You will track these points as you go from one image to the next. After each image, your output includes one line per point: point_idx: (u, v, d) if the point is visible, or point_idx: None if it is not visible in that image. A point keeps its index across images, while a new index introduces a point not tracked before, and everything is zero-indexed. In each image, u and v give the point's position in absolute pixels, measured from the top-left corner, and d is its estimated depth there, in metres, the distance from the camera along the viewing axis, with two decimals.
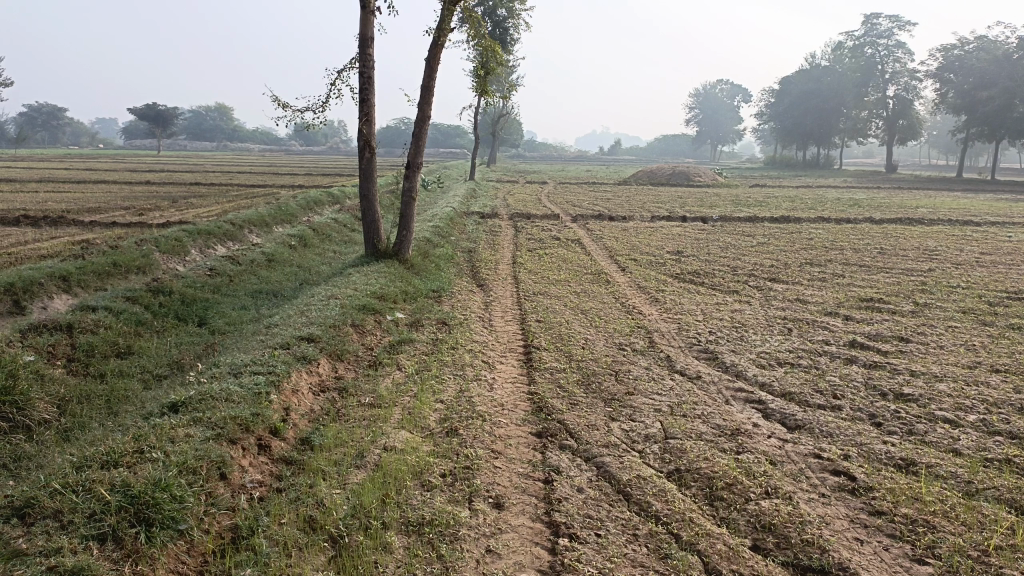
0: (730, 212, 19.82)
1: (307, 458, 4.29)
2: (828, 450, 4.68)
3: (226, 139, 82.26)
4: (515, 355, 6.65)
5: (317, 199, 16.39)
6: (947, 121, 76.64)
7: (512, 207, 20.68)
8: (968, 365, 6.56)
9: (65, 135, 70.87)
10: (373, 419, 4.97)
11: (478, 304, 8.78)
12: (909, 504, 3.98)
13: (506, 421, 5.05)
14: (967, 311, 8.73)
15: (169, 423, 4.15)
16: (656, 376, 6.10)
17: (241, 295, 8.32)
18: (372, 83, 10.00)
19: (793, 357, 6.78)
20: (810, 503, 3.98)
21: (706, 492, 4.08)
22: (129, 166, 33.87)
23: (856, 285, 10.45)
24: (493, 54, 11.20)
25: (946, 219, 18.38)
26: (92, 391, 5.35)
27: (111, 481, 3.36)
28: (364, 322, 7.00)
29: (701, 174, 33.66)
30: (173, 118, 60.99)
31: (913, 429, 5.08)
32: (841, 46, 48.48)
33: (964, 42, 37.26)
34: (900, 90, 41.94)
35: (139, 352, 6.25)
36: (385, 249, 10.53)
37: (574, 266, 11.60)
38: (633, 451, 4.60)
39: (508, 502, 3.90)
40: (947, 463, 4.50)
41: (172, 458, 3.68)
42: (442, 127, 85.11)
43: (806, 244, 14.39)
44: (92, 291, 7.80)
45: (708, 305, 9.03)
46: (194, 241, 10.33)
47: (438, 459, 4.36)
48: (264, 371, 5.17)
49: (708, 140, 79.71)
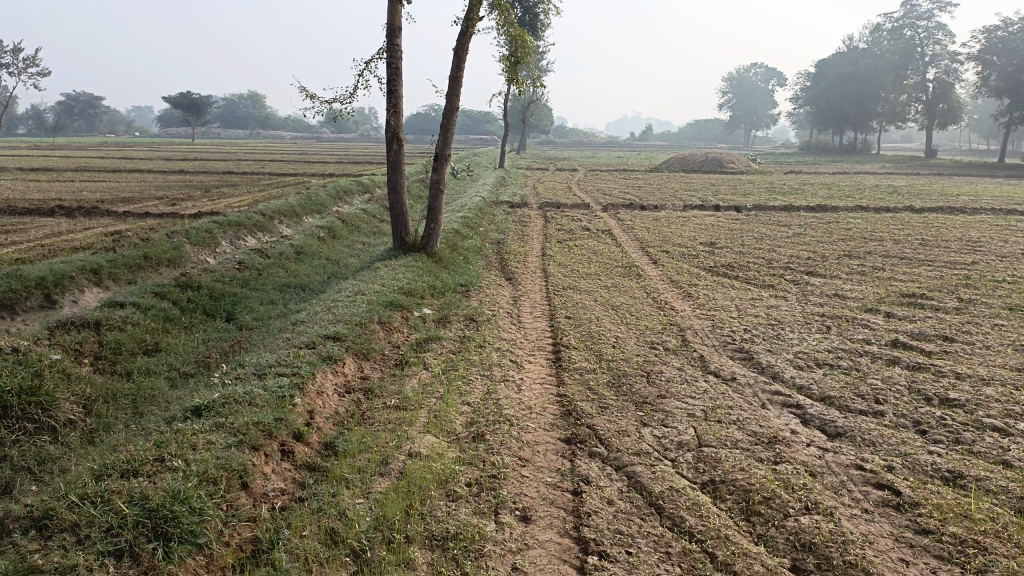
0: (765, 201, 19.37)
1: (330, 465, 4.20)
2: (870, 460, 4.48)
3: (258, 126, 82.92)
4: (543, 354, 6.51)
5: (347, 189, 16.34)
6: (990, 104, 74.48)
7: (543, 196, 20.49)
8: (1017, 368, 6.28)
9: (101, 122, 72.04)
10: (399, 423, 4.87)
11: (507, 299, 8.65)
12: (958, 522, 3.78)
13: (534, 425, 4.92)
14: (1015, 308, 8.39)
15: (191, 429, 4.09)
16: (689, 378, 5.93)
17: (269, 290, 8.28)
18: (399, 74, 9.88)
19: (833, 357, 6.55)
20: (852, 521, 3.79)
21: (743, 506, 3.91)
22: (162, 154, 34.20)
23: (897, 279, 10.12)
24: (522, 42, 11.01)
25: (990, 208, 17.77)
26: (118, 391, 5.33)
27: (130, 493, 3.31)
28: (391, 319, 6.91)
29: (734, 160, 33.10)
30: (206, 107, 61.50)
31: (960, 437, 4.85)
32: (880, 28, 47.38)
33: (1008, 23, 36.00)
34: (940, 73, 40.79)
35: (166, 349, 6.22)
36: (413, 243, 10.43)
37: (604, 258, 11.43)
38: (665, 460, 4.45)
39: (535, 515, 3.78)
40: (998, 476, 4.27)
41: (193, 468, 3.61)
42: (472, 114, 85.00)
43: (844, 234, 14.01)
44: (123, 284, 7.81)
45: (742, 301, 8.79)
46: (224, 232, 10.32)
47: (464, 467, 4.24)
48: (289, 373, 5.09)
49: (741, 125, 78.61)
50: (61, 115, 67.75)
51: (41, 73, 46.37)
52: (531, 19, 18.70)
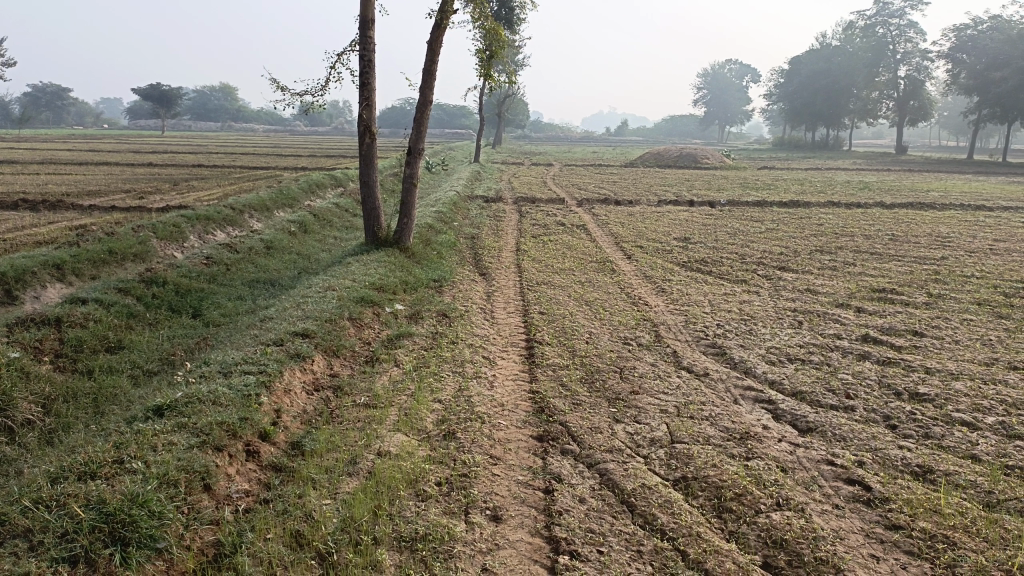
0: (738, 197, 19.46)
1: (297, 465, 4.12)
2: (841, 456, 4.49)
3: (230, 119, 81.85)
4: (516, 350, 6.46)
5: (319, 182, 16.14)
6: (959, 101, 75.63)
7: (517, 191, 20.43)
8: (985, 362, 6.35)
9: (69, 114, 70.83)
10: (368, 420, 4.80)
11: (480, 294, 8.59)
12: (928, 517, 3.78)
13: (506, 423, 4.86)
14: (983, 303, 8.50)
15: (152, 429, 3.98)
16: (662, 374, 5.90)
17: (237, 285, 8.12)
18: (371, 66, 9.75)
19: (804, 352, 6.57)
20: (823, 517, 3.79)
21: (715, 503, 3.89)
22: (130, 147, 33.71)
23: (868, 274, 10.20)
24: (496, 36, 10.90)
25: (959, 204, 18.04)
26: (79, 389, 5.20)
27: (87, 497, 3.21)
28: (362, 315, 6.81)
29: (708, 155, 33.27)
30: (176, 99, 60.60)
31: (929, 432, 4.88)
32: (852, 27, 47.95)
33: (978, 22, 36.55)
34: (911, 70, 41.29)
35: (130, 346, 6.08)
36: (386, 238, 10.29)
37: (578, 253, 11.41)
38: (637, 456, 4.42)
39: (506, 514, 3.72)
40: (967, 470, 4.30)
41: (153, 470, 3.51)
42: (448, 109, 84.70)
43: (816, 230, 14.11)
44: (87, 280, 7.63)
45: (715, 296, 8.80)
46: (193, 227, 10.12)
47: (434, 466, 4.18)
48: (255, 371, 4.98)
49: (716, 121, 79.09)
50: (28, 107, 66.56)
51: (9, 64, 45.43)
52: (506, 12, 18.60)
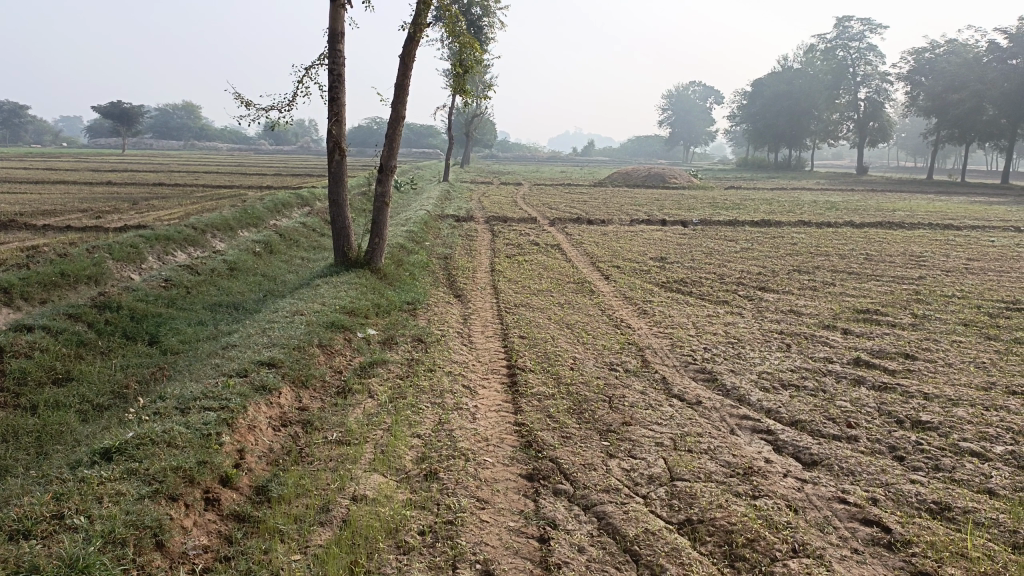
0: (710, 216, 19.40)
1: (262, 515, 3.69)
2: (853, 493, 4.19)
3: (194, 138, 80.46)
4: (497, 378, 6.08)
5: (285, 201, 15.65)
6: (918, 123, 77.35)
7: (487, 209, 20.11)
8: (983, 387, 6.12)
9: (25, 133, 69.21)
10: (341, 459, 4.39)
11: (456, 317, 8.22)
12: (956, 563, 3.48)
13: (492, 460, 4.48)
14: (969, 324, 8.34)
15: (98, 476, 3.54)
16: (654, 403, 5.56)
17: (198, 309, 7.65)
18: (341, 81, 9.37)
19: (798, 378, 6.28)
20: (844, 564, 3.46)
21: (725, 550, 3.55)
22: (90, 166, 32.82)
23: (850, 294, 10.01)
24: (471, 50, 10.53)
25: (927, 223, 18.11)
26: (20, 428, 4.72)
27: (16, 564, 2.78)
28: (333, 341, 6.40)
29: (676, 175, 33.43)
30: (137, 117, 59.25)
31: (940, 464, 4.60)
32: (813, 50, 48.83)
33: (934, 45, 37.49)
34: (870, 93, 41.98)
35: (80, 377, 5.60)
36: (356, 258, 9.86)
37: (555, 273, 11.09)
38: (636, 496, 4.08)
39: (498, 568, 3.34)
40: (986, 507, 4.02)
41: (96, 527, 3.08)
42: (414, 128, 84.56)
43: (790, 250, 13.95)
44: (36, 305, 7.10)
45: (699, 318, 8.52)
46: (151, 247, 9.59)
47: (415, 512, 3.78)
48: (216, 407, 4.54)
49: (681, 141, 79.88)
50: None
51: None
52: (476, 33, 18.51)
